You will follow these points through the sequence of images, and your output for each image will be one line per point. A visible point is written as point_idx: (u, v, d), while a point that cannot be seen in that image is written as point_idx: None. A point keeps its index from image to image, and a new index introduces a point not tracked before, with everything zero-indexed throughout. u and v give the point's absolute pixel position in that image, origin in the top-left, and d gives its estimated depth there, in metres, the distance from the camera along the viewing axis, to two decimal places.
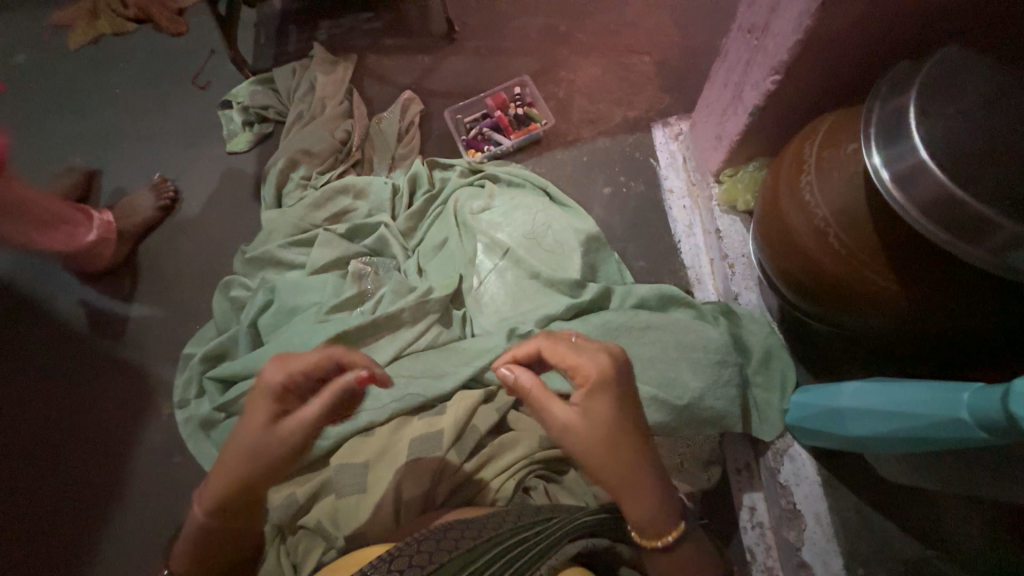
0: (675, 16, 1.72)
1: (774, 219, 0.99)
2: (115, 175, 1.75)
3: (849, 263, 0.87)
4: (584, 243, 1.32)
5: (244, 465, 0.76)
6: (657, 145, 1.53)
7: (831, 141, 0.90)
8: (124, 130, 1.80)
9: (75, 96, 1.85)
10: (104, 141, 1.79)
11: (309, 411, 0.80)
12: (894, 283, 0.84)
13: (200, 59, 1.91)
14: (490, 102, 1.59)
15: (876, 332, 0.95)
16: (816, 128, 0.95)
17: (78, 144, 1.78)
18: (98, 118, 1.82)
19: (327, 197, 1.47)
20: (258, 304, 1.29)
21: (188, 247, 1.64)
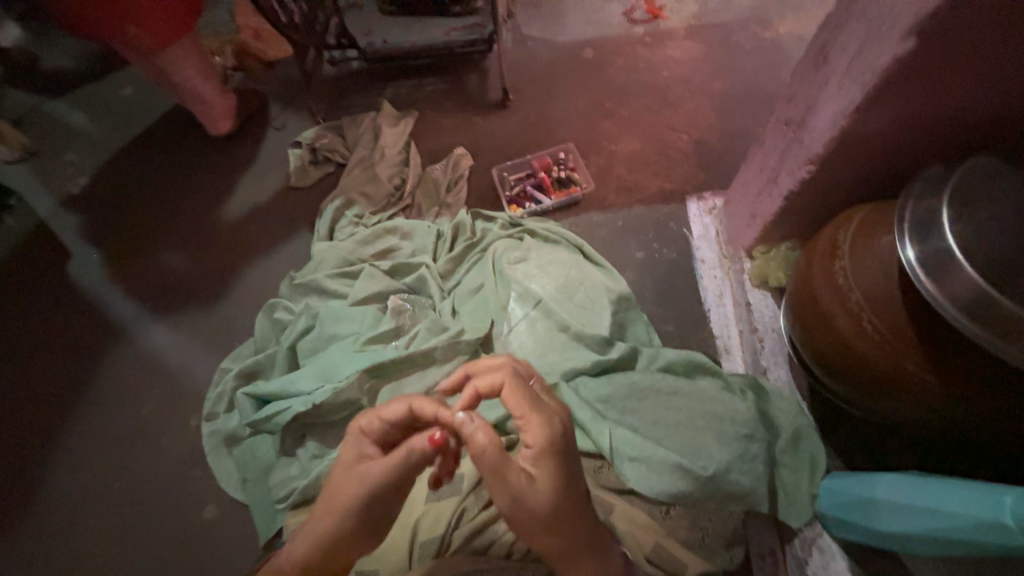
0: (714, 102, 1.85)
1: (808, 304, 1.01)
2: (190, 197, 1.94)
3: (883, 349, 0.88)
4: (614, 303, 1.37)
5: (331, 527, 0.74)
6: (691, 217, 1.59)
7: (865, 230, 0.94)
8: (206, 159, 2.01)
9: (171, 127, 2.10)
10: (188, 167, 2.01)
11: (376, 472, 0.73)
12: (932, 373, 0.84)
13: (282, 104, 2.15)
14: (535, 163, 1.70)
15: (912, 422, 0.94)
16: (850, 217, 0.99)
17: (165, 167, 2.01)
18: (188, 147, 2.05)
19: (376, 235, 1.58)
20: (300, 327, 1.37)
21: (241, 268, 1.77)
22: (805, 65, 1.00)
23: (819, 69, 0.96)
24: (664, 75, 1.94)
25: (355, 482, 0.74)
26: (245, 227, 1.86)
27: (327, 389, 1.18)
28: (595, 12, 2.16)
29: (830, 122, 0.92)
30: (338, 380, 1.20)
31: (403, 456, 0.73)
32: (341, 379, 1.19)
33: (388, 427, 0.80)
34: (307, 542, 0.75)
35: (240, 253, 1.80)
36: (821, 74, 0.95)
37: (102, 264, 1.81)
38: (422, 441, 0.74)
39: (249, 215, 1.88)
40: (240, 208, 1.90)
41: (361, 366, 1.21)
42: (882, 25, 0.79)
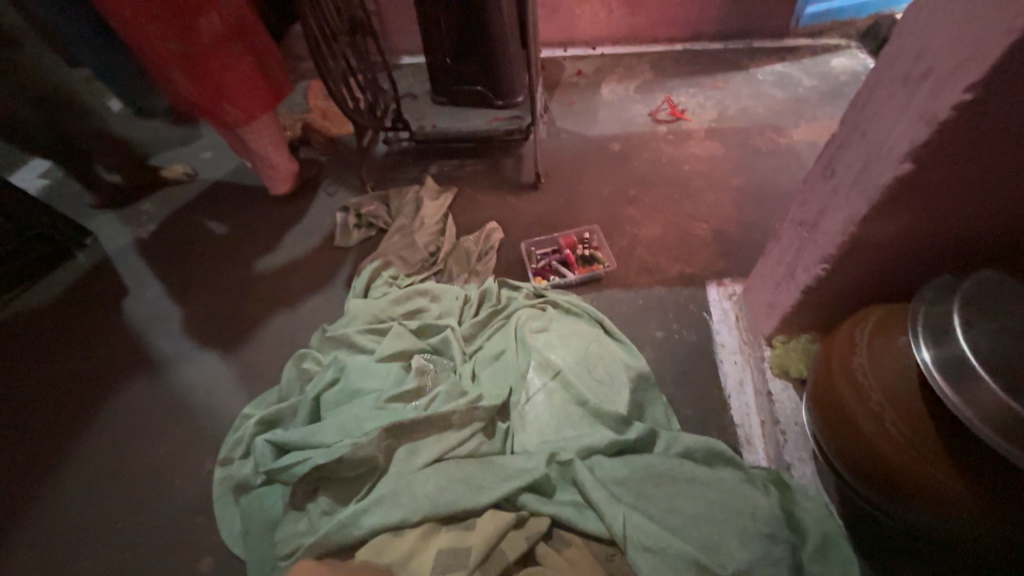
0: (733, 196, 1.98)
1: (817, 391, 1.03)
2: (243, 249, 2.11)
3: (908, 454, 0.86)
4: (632, 381, 1.39)
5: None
6: (710, 301, 1.63)
7: (884, 329, 0.96)
8: (262, 217, 2.23)
9: (238, 187, 2.36)
10: (246, 222, 2.22)
11: None
12: (961, 484, 0.81)
13: (336, 172, 2.40)
14: (561, 241, 1.82)
15: (947, 538, 0.88)
16: (867, 314, 1.01)
17: (227, 221, 2.22)
18: (249, 205, 2.28)
19: (407, 296, 1.68)
20: (327, 379, 1.41)
21: (277, 317, 1.87)
22: (815, 174, 1.10)
23: (828, 179, 1.05)
24: (685, 170, 2.11)
25: None
26: (287, 278, 1.99)
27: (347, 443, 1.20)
28: (624, 111, 2.41)
29: (841, 225, 0.99)
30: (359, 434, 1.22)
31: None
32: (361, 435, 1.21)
33: None
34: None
35: (279, 303, 1.92)
36: (831, 183, 1.03)
37: (154, 304, 1.96)
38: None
39: (292, 268, 2.02)
40: (286, 261, 2.05)
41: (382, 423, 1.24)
42: (882, 148, 0.88)
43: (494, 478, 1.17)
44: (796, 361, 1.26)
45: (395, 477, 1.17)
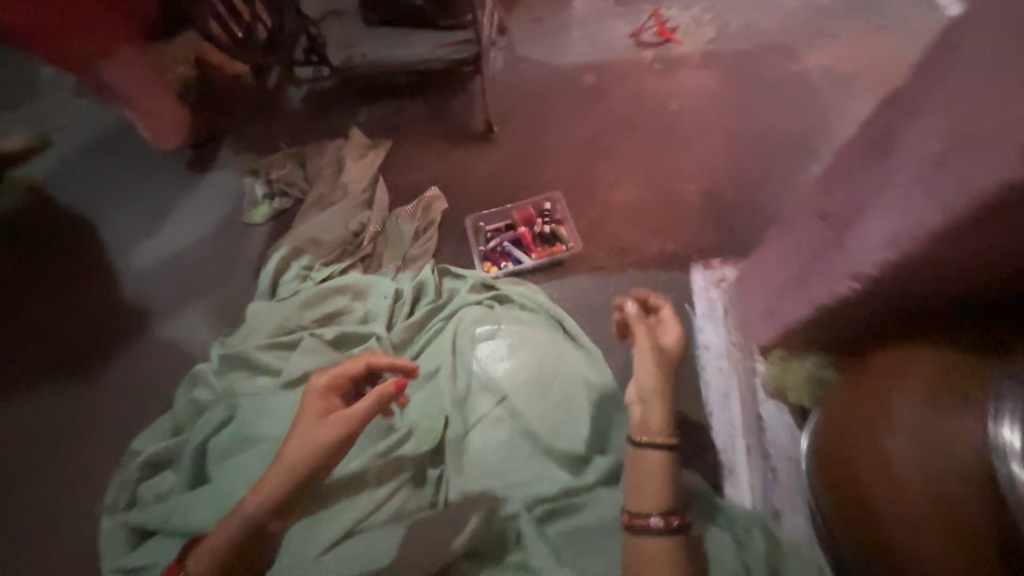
0: (731, 145, 1.59)
1: (660, 378, 1.04)
2: (134, 230, 1.74)
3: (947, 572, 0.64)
4: (594, 404, 1.12)
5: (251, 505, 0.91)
6: (695, 289, 1.34)
7: (925, 370, 0.68)
8: (153, 187, 1.81)
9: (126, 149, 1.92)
10: (138, 195, 1.81)
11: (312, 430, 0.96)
12: None
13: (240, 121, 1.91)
14: (516, 215, 1.47)
15: None
16: (908, 344, 0.72)
17: (113, 195, 1.81)
18: (140, 172, 1.86)
19: (322, 296, 1.35)
20: (216, 419, 1.13)
21: (176, 319, 1.55)
22: (850, 147, 0.75)
23: (871, 160, 0.70)
24: (673, 110, 1.68)
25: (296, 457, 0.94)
26: (185, 268, 1.64)
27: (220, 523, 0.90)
28: (600, 31, 1.91)
29: (883, 236, 0.67)
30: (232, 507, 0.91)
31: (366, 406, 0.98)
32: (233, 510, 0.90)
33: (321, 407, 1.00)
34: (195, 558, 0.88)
35: (177, 300, 1.58)
36: (875, 168, 0.69)
37: (28, 305, 1.62)
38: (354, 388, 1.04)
39: (192, 255, 1.66)
40: (184, 246, 1.69)
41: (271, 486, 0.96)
42: (951, 129, 0.54)
43: (416, 549, 0.94)
44: (801, 392, 0.97)
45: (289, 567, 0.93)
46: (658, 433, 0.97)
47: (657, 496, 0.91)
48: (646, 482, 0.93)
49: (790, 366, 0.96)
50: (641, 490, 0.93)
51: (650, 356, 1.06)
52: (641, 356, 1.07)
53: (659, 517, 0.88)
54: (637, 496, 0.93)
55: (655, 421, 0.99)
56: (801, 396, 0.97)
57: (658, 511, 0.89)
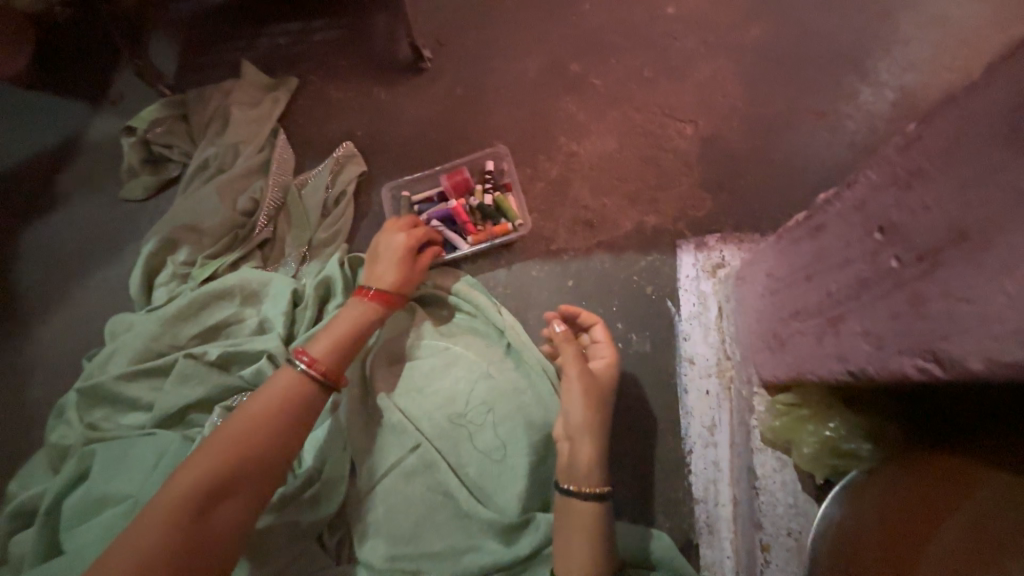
0: (745, 66, 1.14)
1: (592, 409, 0.79)
2: None
3: None
4: (537, 447, 0.86)
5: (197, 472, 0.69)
6: (681, 279, 1.01)
7: (956, 493, 0.50)
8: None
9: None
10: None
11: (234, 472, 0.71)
12: None
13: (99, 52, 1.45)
14: (447, 181, 1.11)
15: None
16: (935, 464, 0.55)
17: None
18: None
19: (198, 304, 1.05)
20: (73, 474, 0.92)
21: (39, 326, 1.25)
22: (948, 105, 0.37)
23: (996, 140, 0.34)
24: (668, 16, 1.21)
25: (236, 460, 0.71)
26: (49, 257, 1.30)
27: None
28: None
29: (1001, 309, 0.33)
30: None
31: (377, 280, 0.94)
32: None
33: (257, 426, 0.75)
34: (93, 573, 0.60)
35: (40, 302, 1.27)
36: (1004, 161, 0.33)
37: None
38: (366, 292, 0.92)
39: (55, 240, 1.31)
40: (44, 230, 1.33)
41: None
42: None
43: None
44: (816, 460, 0.68)
45: None
46: (585, 477, 0.76)
47: (583, 552, 0.71)
48: (570, 536, 0.73)
49: (804, 429, 0.69)
50: (564, 537, 0.73)
51: (579, 382, 0.80)
52: (569, 381, 0.81)
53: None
54: (560, 554, 0.72)
55: (583, 462, 0.76)
56: (824, 468, 0.68)
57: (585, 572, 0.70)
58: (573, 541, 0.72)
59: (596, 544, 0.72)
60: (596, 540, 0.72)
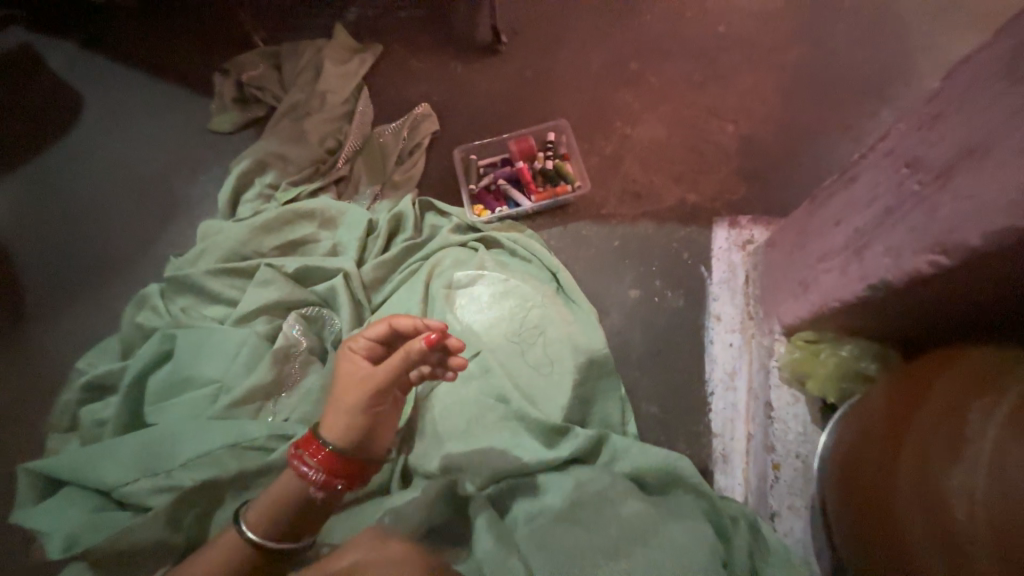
0: (783, 81, 1.31)
1: None
2: (76, 118, 1.49)
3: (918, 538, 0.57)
4: (579, 368, 0.98)
5: (300, 488, 0.80)
6: (714, 249, 1.14)
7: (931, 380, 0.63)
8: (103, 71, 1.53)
9: (65, 18, 1.59)
10: (82, 76, 1.53)
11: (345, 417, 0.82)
12: None
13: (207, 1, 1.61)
14: (514, 146, 1.25)
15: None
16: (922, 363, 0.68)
17: (50, 72, 1.53)
18: (85, 50, 1.57)
19: (284, 220, 1.17)
20: (159, 357, 1.05)
21: (118, 233, 1.35)
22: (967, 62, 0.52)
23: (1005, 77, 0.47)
24: (719, 33, 1.39)
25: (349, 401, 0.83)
26: (135, 173, 1.42)
27: (148, 495, 0.88)
28: None
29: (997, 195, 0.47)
30: (164, 483, 0.89)
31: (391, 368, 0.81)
32: (171, 480, 0.89)
33: (373, 343, 0.86)
34: (215, 547, 0.78)
35: (122, 212, 1.37)
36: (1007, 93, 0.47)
37: None
38: (386, 373, 0.81)
39: (144, 160, 1.43)
40: (134, 150, 1.45)
41: (205, 456, 0.91)
42: None
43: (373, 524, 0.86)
44: (826, 380, 0.82)
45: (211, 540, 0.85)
46: None
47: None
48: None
49: (818, 358, 0.82)
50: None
51: None
52: None
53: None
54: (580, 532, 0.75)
55: None
56: (830, 389, 0.82)
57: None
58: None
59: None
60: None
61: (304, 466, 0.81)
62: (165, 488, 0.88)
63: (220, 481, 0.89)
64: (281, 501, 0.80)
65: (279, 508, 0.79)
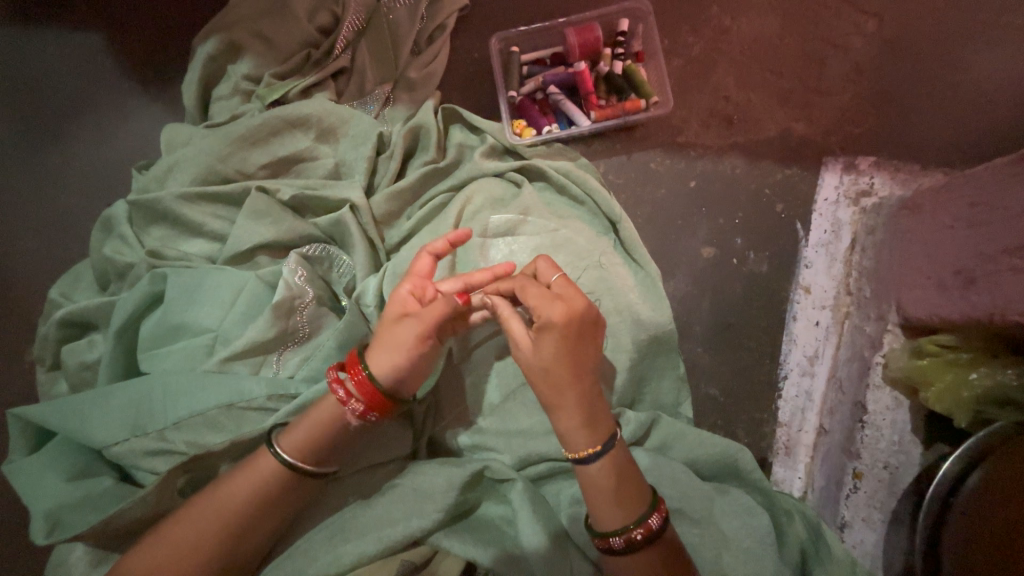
0: None
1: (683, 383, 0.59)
2: None
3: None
4: (640, 346, 0.82)
5: (338, 415, 0.71)
6: (819, 198, 0.90)
7: None
8: None
9: None
10: None
11: (404, 349, 0.70)
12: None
13: None
14: (573, 39, 0.93)
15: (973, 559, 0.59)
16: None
17: None
18: None
19: (271, 130, 0.91)
20: (140, 295, 0.83)
21: (47, 123, 1.04)
22: None
23: None
24: None
25: (404, 328, 0.70)
26: (61, 40, 1.07)
27: (141, 458, 0.73)
28: None
29: None
30: (159, 444, 0.73)
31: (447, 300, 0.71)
32: (166, 442, 0.73)
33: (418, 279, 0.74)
34: (236, 487, 0.68)
35: (51, 95, 1.05)
36: None
37: None
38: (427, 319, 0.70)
39: (70, 21, 1.07)
40: (55, 7, 1.08)
41: (199, 417, 0.74)
42: None
43: (385, 508, 0.74)
44: (969, 404, 0.68)
45: (198, 518, 0.66)
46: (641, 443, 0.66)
47: (621, 509, 0.66)
48: (598, 498, 0.67)
49: (954, 368, 0.70)
50: (586, 470, 0.67)
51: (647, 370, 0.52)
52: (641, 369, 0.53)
53: (622, 534, 0.65)
54: (595, 512, 0.67)
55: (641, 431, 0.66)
56: (967, 413, 0.69)
57: (624, 527, 0.65)
58: (589, 457, 0.66)
59: (625, 497, 0.66)
60: (631, 494, 0.66)
61: (345, 392, 0.71)
62: (162, 451, 0.73)
63: (220, 449, 0.73)
64: (320, 430, 0.71)
65: (321, 434, 0.71)
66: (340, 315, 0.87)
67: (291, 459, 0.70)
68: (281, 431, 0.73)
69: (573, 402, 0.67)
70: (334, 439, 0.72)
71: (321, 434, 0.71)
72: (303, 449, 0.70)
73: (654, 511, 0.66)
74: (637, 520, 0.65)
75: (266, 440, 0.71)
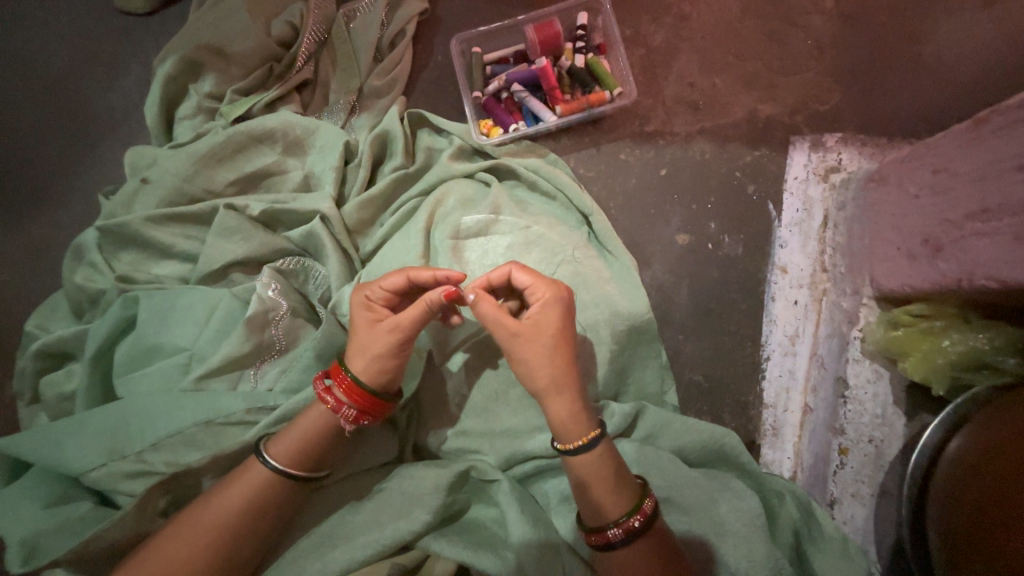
0: None
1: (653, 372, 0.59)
2: None
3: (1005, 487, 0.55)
4: (619, 337, 0.81)
5: (327, 421, 0.71)
6: (789, 176, 0.90)
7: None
8: None
9: None
10: None
11: (382, 361, 0.70)
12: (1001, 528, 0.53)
13: None
14: (532, 34, 0.92)
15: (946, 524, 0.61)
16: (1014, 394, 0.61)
17: None
18: None
19: (236, 144, 0.90)
20: (114, 318, 0.82)
21: (15, 155, 1.03)
22: None
23: None
24: None
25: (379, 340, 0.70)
26: (23, 70, 1.06)
27: (121, 482, 0.72)
28: None
29: None
30: (137, 467, 0.72)
31: (418, 311, 0.69)
32: (145, 464, 0.72)
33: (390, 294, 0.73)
34: (223, 498, 0.67)
35: (16, 126, 1.04)
36: None
37: None
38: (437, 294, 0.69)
39: (31, 52, 1.07)
40: (16, 41, 1.07)
41: (177, 436, 0.73)
42: None
43: (372, 514, 0.73)
44: (945, 371, 0.69)
45: (185, 531, 0.65)
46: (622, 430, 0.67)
47: (617, 498, 0.66)
48: (594, 489, 0.66)
49: (931, 336, 0.70)
50: (579, 463, 0.68)
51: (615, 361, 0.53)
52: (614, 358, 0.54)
53: (617, 525, 0.64)
54: (588, 507, 0.67)
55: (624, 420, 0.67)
56: (946, 380, 0.69)
57: (617, 518, 0.65)
58: (585, 447, 0.67)
59: (621, 487, 0.66)
60: (618, 486, 0.66)
61: (334, 399, 0.71)
62: (141, 473, 0.72)
63: (200, 466, 0.72)
64: (312, 437, 0.71)
65: (304, 442, 0.70)
66: (317, 326, 0.86)
67: (278, 464, 0.69)
68: (269, 440, 0.72)
69: (567, 391, 0.69)
70: (321, 446, 0.71)
71: (310, 441, 0.70)
72: (291, 458, 0.69)
73: (647, 496, 0.66)
74: (633, 507, 0.65)
75: (255, 450, 0.71)
